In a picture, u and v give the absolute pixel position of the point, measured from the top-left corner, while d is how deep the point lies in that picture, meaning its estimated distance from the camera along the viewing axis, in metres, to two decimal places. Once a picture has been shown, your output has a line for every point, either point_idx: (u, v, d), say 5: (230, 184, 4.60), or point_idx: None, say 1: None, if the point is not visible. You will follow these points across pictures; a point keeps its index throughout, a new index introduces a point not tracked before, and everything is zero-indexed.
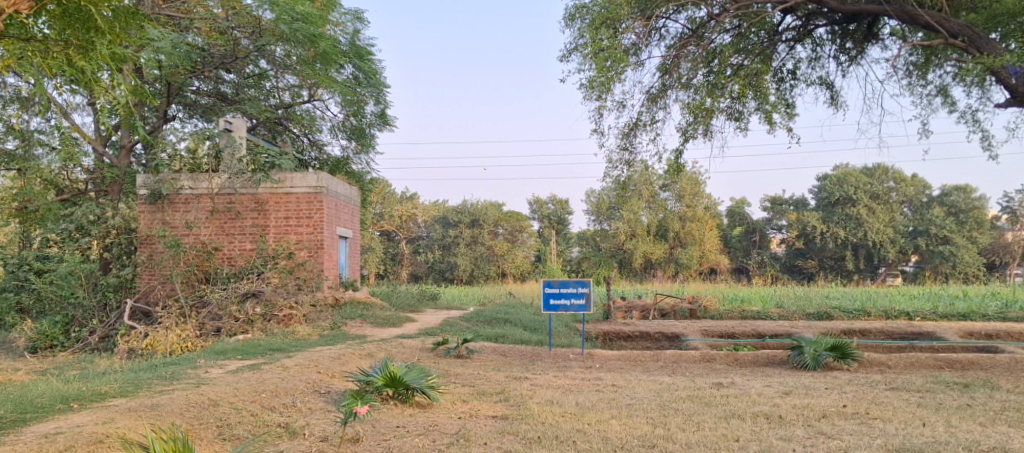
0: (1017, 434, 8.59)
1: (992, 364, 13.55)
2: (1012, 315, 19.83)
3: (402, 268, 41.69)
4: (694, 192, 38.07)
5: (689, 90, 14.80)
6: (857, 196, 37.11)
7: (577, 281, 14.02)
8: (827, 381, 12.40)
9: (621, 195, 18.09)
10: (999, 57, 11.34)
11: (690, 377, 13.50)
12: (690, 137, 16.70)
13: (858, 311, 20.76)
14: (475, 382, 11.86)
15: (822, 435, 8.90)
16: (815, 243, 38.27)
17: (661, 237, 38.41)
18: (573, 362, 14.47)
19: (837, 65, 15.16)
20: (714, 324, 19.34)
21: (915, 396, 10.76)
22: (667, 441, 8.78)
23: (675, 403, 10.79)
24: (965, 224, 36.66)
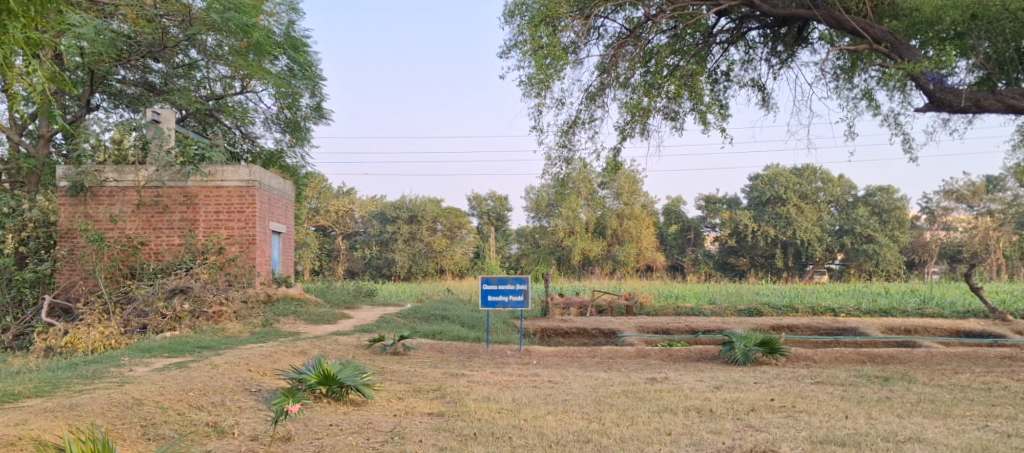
0: (932, 425, 8.93)
1: (910, 358, 14.05)
2: (930, 311, 20.60)
3: (339, 265, 41.26)
4: (632, 190, 38.54)
5: (627, 89, 14.99)
6: (786, 196, 38.10)
7: (515, 278, 14.09)
8: (756, 376, 12.70)
9: (559, 192, 18.19)
10: (919, 63, 11.78)
11: (625, 372, 13.68)
12: (627, 135, 16.89)
13: (786, 308, 21.32)
14: (411, 379, 11.82)
15: (751, 427, 9.11)
16: (747, 241, 39.01)
17: (599, 234, 38.70)
18: (510, 359, 14.53)
19: (769, 67, 15.53)
20: (649, 321, 19.64)
21: (839, 389, 11.11)
22: (601, 436, 8.89)
23: (610, 398, 10.94)
24: (887, 224, 37.84)
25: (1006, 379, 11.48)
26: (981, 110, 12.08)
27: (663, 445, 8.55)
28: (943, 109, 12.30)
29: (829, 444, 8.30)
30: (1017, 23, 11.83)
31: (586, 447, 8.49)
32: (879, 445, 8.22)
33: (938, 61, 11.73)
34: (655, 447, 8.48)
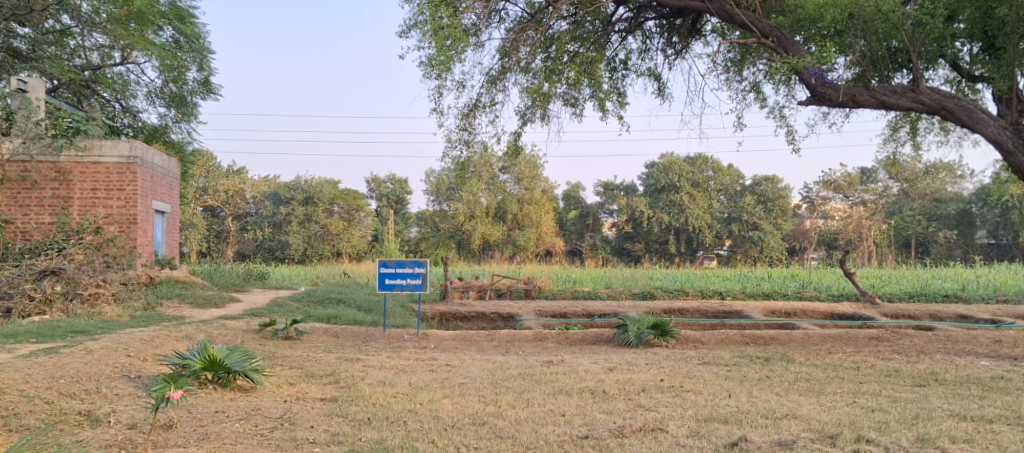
0: (808, 402, 9.34)
1: (790, 339, 14.70)
2: (808, 294, 21.64)
3: (229, 247, 40.09)
4: (532, 176, 38.92)
5: (529, 74, 15.04)
6: (680, 184, 39.17)
7: (414, 262, 13.95)
8: (648, 357, 13.02)
9: (459, 176, 18.11)
10: (802, 59, 12.24)
11: (522, 355, 13.79)
12: (528, 120, 16.96)
13: (677, 291, 22.04)
14: (304, 364, 11.59)
15: (641, 407, 9.32)
16: (642, 227, 40.00)
17: (500, 219, 38.86)
18: (407, 343, 14.41)
19: (665, 57, 15.88)
20: (546, 305, 19.85)
21: (724, 369, 11.51)
22: (496, 418, 8.91)
23: (507, 381, 11.00)
24: (771, 212, 39.31)
25: (875, 358, 12.15)
26: (856, 105, 12.68)
27: (557, 425, 8.65)
28: (823, 103, 12.86)
29: (713, 422, 8.56)
30: (889, 24, 12.44)
31: (481, 430, 8.50)
32: (758, 421, 8.53)
33: (819, 57, 12.20)
34: (549, 427, 8.56)
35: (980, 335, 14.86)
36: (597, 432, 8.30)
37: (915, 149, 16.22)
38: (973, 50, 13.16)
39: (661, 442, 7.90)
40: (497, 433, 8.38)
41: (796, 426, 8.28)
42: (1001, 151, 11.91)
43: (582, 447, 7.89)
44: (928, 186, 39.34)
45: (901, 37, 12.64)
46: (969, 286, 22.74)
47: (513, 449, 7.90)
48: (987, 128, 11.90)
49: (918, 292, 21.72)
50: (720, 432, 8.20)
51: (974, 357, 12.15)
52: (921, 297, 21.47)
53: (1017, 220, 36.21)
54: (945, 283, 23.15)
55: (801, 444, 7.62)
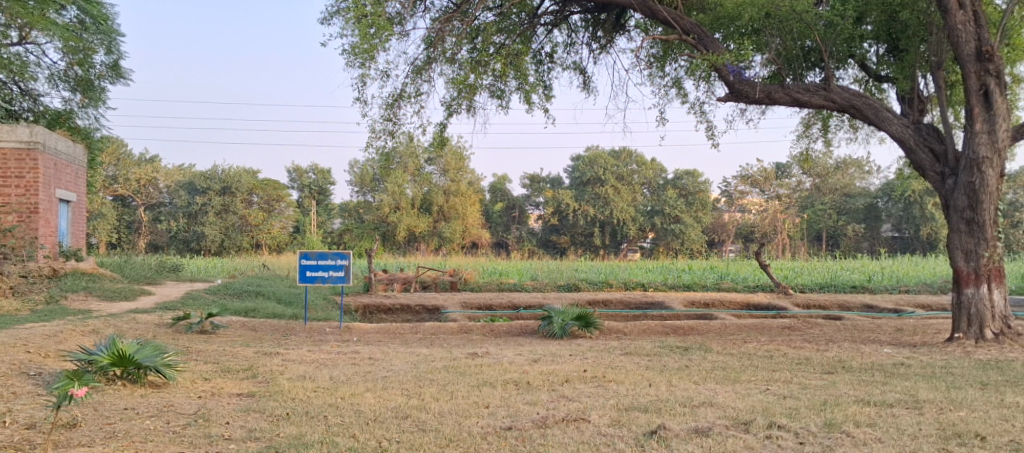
0: (724, 390, 9.52)
1: (708, 329, 14.99)
2: (726, 286, 22.18)
3: (141, 238, 38.84)
4: (458, 168, 38.76)
5: (454, 64, 14.92)
6: (605, 177, 39.58)
7: (336, 253, 13.68)
8: (572, 348, 13.08)
9: (384, 167, 17.87)
10: (721, 55, 12.48)
11: (446, 348, 13.70)
12: (454, 111, 16.84)
13: (601, 283, 22.29)
14: (219, 358, 11.26)
15: (564, 398, 9.34)
16: (568, 220, 40.21)
17: (425, 210, 38.47)
18: (329, 336, 14.15)
19: (589, 52, 15.96)
20: (471, 297, 19.82)
21: (645, 359, 11.65)
22: (419, 411, 8.81)
23: (430, 374, 10.90)
24: (692, 205, 40.11)
25: (787, 347, 12.47)
26: (772, 102, 12.98)
27: (481, 417, 8.59)
28: (740, 100, 13.12)
29: (633, 411, 8.63)
30: (802, 23, 12.76)
31: (403, 423, 8.38)
32: (677, 410, 8.64)
33: (737, 55, 12.47)
34: (472, 419, 8.50)
35: (884, 324, 15.43)
36: (520, 423, 8.28)
37: (827, 145, 16.72)
38: (879, 51, 13.59)
39: (583, 432, 7.91)
40: (419, 426, 8.28)
41: (712, 414, 8.41)
42: (903, 149, 12.36)
43: (505, 438, 7.85)
44: (839, 181, 40.56)
45: (813, 37, 12.98)
46: (875, 277, 23.59)
47: (435, 441, 7.80)
48: (892, 127, 12.32)
49: (828, 283, 22.47)
50: (640, 420, 8.27)
51: (878, 345, 12.59)
52: (831, 288, 22.18)
53: (919, 214, 37.82)
54: (853, 274, 23.94)
55: (717, 431, 7.74)
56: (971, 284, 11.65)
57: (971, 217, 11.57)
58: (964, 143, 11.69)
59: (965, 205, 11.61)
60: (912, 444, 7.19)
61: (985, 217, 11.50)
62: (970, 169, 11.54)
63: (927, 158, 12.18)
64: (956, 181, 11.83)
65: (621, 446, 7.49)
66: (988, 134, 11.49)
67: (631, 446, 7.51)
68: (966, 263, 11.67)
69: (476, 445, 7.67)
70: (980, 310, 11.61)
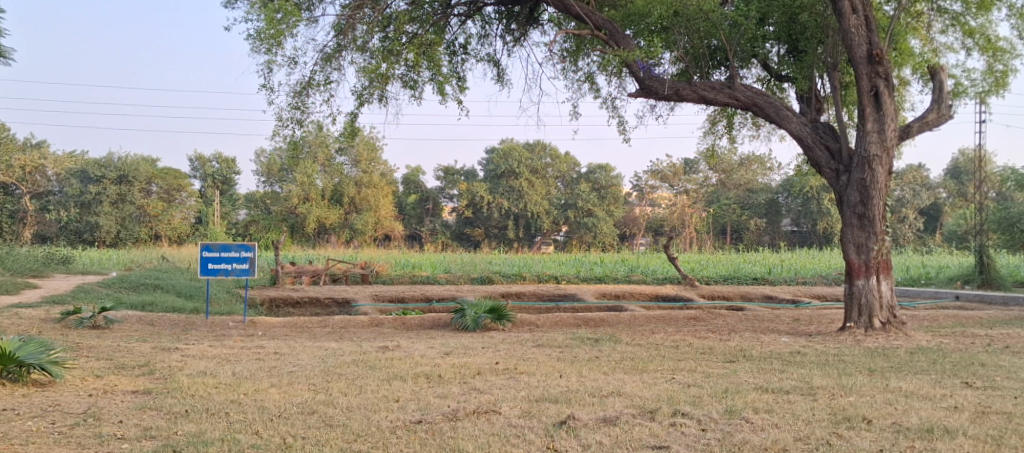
0: (633, 380, 9.61)
1: (618, 321, 15.17)
2: (636, 278, 22.56)
3: (26, 229, 36.68)
4: (370, 159, 38.46)
5: (366, 53, 14.63)
6: (519, 170, 39.63)
7: (239, 245, 13.22)
8: (484, 341, 13.02)
9: (292, 156, 17.42)
10: (632, 52, 12.61)
11: (356, 341, 13.44)
12: (365, 101, 16.56)
13: (515, 276, 22.35)
14: (113, 354, 10.74)
15: (475, 390, 9.25)
16: (482, 212, 40.13)
17: (336, 202, 37.81)
18: (232, 331, 13.68)
19: (503, 44, 15.91)
20: (383, 289, 19.54)
21: (557, 351, 11.67)
22: (327, 406, 8.58)
23: (339, 368, 10.65)
24: (605, 199, 40.81)
25: (693, 337, 12.70)
26: (680, 99, 13.18)
27: (390, 411, 8.43)
28: (650, 96, 13.29)
29: (544, 402, 8.61)
30: (709, 22, 12.99)
31: (310, 418, 8.15)
32: (587, 399, 8.67)
33: (647, 52, 12.62)
34: (381, 414, 8.32)
35: (781, 314, 15.95)
36: (430, 416, 8.15)
37: (732, 142, 17.14)
38: (780, 52, 13.94)
39: (494, 424, 7.84)
40: (326, 422, 8.05)
41: (620, 403, 8.47)
42: (802, 146, 12.74)
43: (414, 431, 7.71)
44: (742, 177, 41.79)
45: (719, 36, 13.22)
46: (774, 269, 24.35)
47: (343, 436, 7.61)
48: (791, 125, 12.66)
49: (732, 274, 23.13)
50: (551, 411, 8.25)
51: (777, 334, 12.95)
52: (733, 279, 22.85)
53: (816, 209, 39.57)
54: (755, 267, 24.67)
55: (624, 420, 7.78)
56: (862, 276, 12.07)
57: (862, 212, 11.99)
58: (857, 141, 12.10)
59: (857, 200, 12.03)
60: (807, 428, 7.37)
61: (875, 212, 11.94)
62: (862, 165, 11.97)
63: (823, 156, 12.57)
64: (849, 178, 12.25)
65: (531, 437, 7.44)
66: (878, 133, 11.94)
67: (540, 436, 7.48)
68: (857, 256, 12.08)
69: (385, 439, 7.50)
70: (870, 300, 12.06)
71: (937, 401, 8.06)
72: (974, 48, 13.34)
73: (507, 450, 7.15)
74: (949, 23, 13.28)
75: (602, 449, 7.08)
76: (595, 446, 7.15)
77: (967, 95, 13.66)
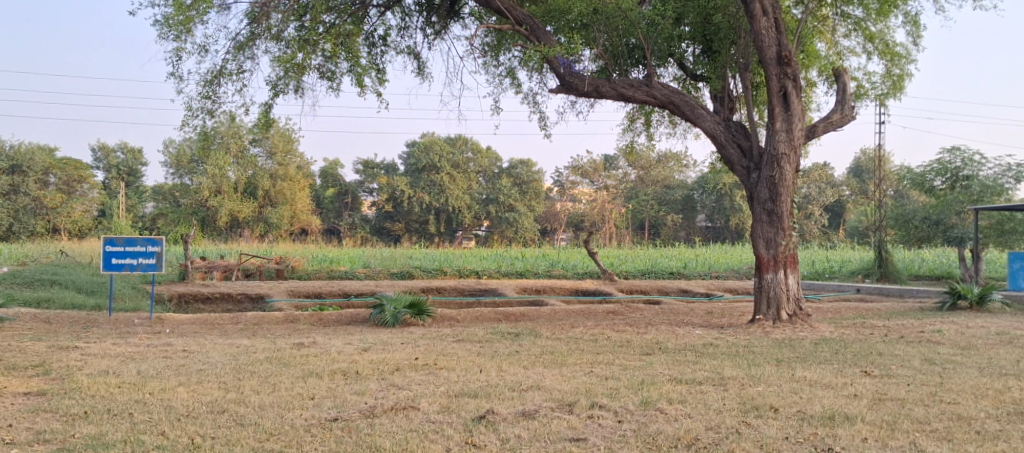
0: (552, 374, 9.61)
1: (539, 315, 15.19)
2: (556, 273, 22.66)
3: None
4: (285, 150, 37.57)
5: (280, 42, 14.26)
6: (440, 164, 39.41)
7: (146, 240, 12.65)
8: (403, 336, 12.84)
9: (203, 147, 16.85)
10: (552, 48, 12.64)
11: (269, 338, 13.08)
12: (280, 91, 16.16)
13: (435, 271, 22.20)
14: (5, 355, 10.16)
15: (393, 386, 9.10)
16: (402, 207, 39.40)
17: (249, 195, 36.87)
18: (137, 328, 13.16)
19: (423, 37, 15.73)
20: (299, 285, 19.13)
21: (477, 346, 11.60)
22: (238, 405, 8.31)
23: (251, 366, 10.34)
24: (526, 194, 41.18)
25: (611, 330, 12.80)
26: (600, 96, 13.30)
27: (305, 409, 8.21)
28: (570, 92, 13.36)
29: (463, 397, 8.52)
30: (627, 21, 13.14)
31: (220, 418, 7.87)
32: (505, 394, 8.63)
33: (567, 48, 12.67)
34: (295, 412, 8.10)
35: (696, 307, 16.24)
36: (346, 414, 7.97)
37: (649, 139, 17.39)
38: (695, 52, 14.13)
39: (411, 420, 7.71)
40: (237, 421, 7.79)
41: (538, 397, 8.45)
42: (715, 144, 12.99)
43: (329, 429, 7.52)
44: (660, 173, 42.49)
45: (637, 35, 13.34)
46: (690, 264, 24.85)
47: (255, 435, 7.38)
48: (706, 123, 12.88)
49: (649, 269, 23.49)
50: (469, 406, 8.16)
51: (691, 327, 13.16)
52: (651, 274, 23.19)
53: (729, 205, 40.65)
54: (671, 261, 25.12)
55: (543, 413, 7.77)
56: (771, 270, 12.37)
57: (771, 209, 12.28)
58: (767, 139, 12.39)
59: (767, 197, 12.31)
60: (717, 417, 7.48)
61: (783, 208, 12.25)
62: (771, 163, 12.26)
63: (735, 154, 12.83)
64: (759, 175, 12.53)
65: (449, 432, 7.34)
66: (786, 132, 12.25)
67: (458, 431, 7.39)
68: (766, 251, 12.37)
69: (299, 437, 7.29)
70: (777, 293, 12.37)
71: (839, 390, 8.29)
72: (874, 52, 13.82)
73: (424, 445, 7.02)
74: (852, 28, 13.68)
75: (520, 443, 7.04)
76: (513, 440, 7.10)
77: (868, 97, 14.12)
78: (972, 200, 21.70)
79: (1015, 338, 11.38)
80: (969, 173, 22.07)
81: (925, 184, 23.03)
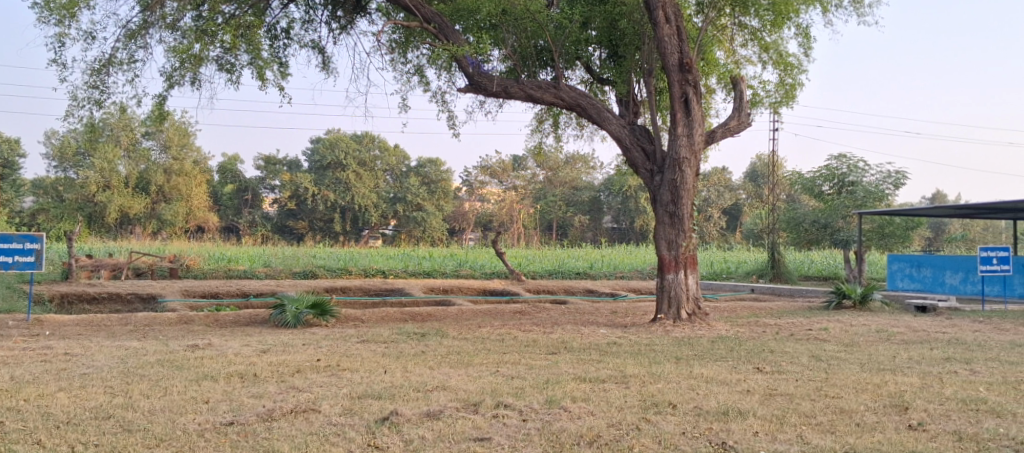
0: (458, 374, 9.46)
1: (446, 315, 15.02)
2: (464, 273, 22.55)
3: None
4: (181, 144, 36.47)
5: (176, 32, 13.67)
6: (346, 162, 38.67)
7: (24, 236, 11.91)
8: (304, 337, 12.46)
9: (90, 139, 15.97)
10: (461, 47, 12.50)
11: (161, 340, 12.50)
12: (175, 83, 15.49)
13: (340, 270, 21.81)
14: None
15: (293, 389, 8.78)
16: (305, 204, 38.42)
17: (141, 190, 35.32)
18: (14, 331, 12.35)
19: (329, 31, 15.35)
20: (195, 284, 18.38)
21: (381, 347, 11.34)
22: (125, 410, 7.86)
23: (141, 369, 9.82)
24: (434, 194, 40.87)
25: (518, 330, 12.75)
26: (508, 96, 13.23)
27: (198, 413, 7.81)
28: (478, 92, 13.24)
29: (366, 399, 8.28)
30: (536, 23, 13.12)
31: (105, 424, 7.41)
32: (409, 395, 8.42)
33: (476, 48, 12.55)
34: (187, 416, 7.71)
35: (602, 307, 16.38)
36: (242, 417, 7.62)
37: (557, 141, 17.45)
38: (602, 56, 14.22)
39: (312, 423, 7.44)
40: (124, 426, 7.35)
41: (444, 397, 8.29)
42: (620, 147, 13.09)
43: (224, 434, 7.17)
44: (568, 174, 43.19)
45: (545, 37, 13.36)
46: (596, 264, 25.10)
47: (143, 442, 6.97)
48: (611, 126, 12.98)
49: (556, 269, 23.60)
50: (373, 408, 7.94)
51: (596, 327, 13.23)
52: (558, 274, 23.34)
53: (634, 207, 41.70)
54: (578, 262, 25.33)
55: (447, 414, 7.61)
56: (672, 270, 12.54)
57: (673, 211, 12.47)
58: (669, 143, 12.57)
59: (668, 199, 12.49)
60: (619, 414, 7.48)
61: (684, 211, 12.45)
62: (673, 167, 12.45)
63: (639, 157, 12.97)
64: (662, 178, 12.70)
65: (351, 435, 7.10)
66: (687, 137, 12.45)
67: (360, 433, 7.16)
68: (668, 252, 12.54)
69: (191, 443, 6.92)
70: (678, 293, 12.55)
71: (734, 386, 8.43)
72: (769, 62, 14.21)
73: (325, 448, 6.77)
74: (749, 38, 14.04)
75: (424, 443, 6.86)
76: (417, 440, 6.91)
77: (763, 105, 14.52)
78: (857, 205, 22.55)
79: (894, 335, 11.87)
80: (854, 179, 23.01)
81: (814, 189, 23.86)
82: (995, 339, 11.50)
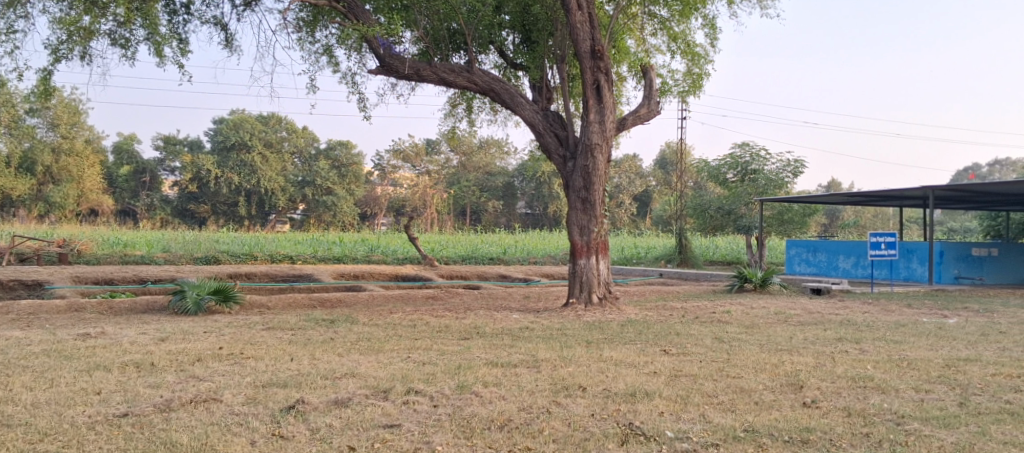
0: (367, 361, 9.12)
1: (355, 301, 14.61)
2: (376, 258, 22.13)
3: None
4: (71, 123, 34.27)
5: (61, 3, 12.76)
6: (251, 143, 37.27)
7: None
8: (206, 325, 11.88)
9: None
10: (370, 27, 12.05)
11: (48, 329, 11.70)
12: (63, 56, 14.52)
13: (244, 255, 21.07)
14: None
15: (193, 378, 8.29)
16: (208, 187, 37.03)
17: (26, 171, 33.28)
18: None
19: (232, 7, 14.64)
20: (87, 270, 17.38)
21: (288, 334, 10.89)
22: (5, 404, 7.24)
23: (24, 360, 9.13)
24: (345, 178, 40.04)
25: (429, 316, 12.47)
26: (420, 79, 12.85)
27: (88, 406, 7.27)
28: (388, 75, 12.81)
29: (271, 387, 7.88)
30: (448, 5, 12.76)
31: None
32: (317, 383, 8.04)
33: (387, 29, 12.12)
34: (76, 409, 7.16)
35: (514, 292, 16.26)
36: (137, 408, 7.13)
37: (471, 125, 17.16)
38: (514, 40, 13.97)
39: (213, 413, 7.00)
40: (3, 421, 6.77)
41: (353, 384, 7.96)
42: (533, 133, 12.91)
43: (117, 426, 6.67)
44: (481, 160, 43.26)
45: (457, 20, 13.01)
46: (509, 249, 24.99)
47: (25, 437, 6.42)
48: (525, 112, 12.78)
49: (469, 254, 23.39)
50: (278, 396, 7.54)
51: (509, 312, 13.07)
52: (471, 259, 23.17)
53: (547, 193, 42.36)
54: (491, 247, 25.19)
55: (356, 401, 7.29)
56: (583, 256, 12.47)
57: (585, 197, 12.36)
58: (581, 129, 12.45)
59: (581, 185, 12.39)
60: (530, 398, 7.31)
61: (597, 196, 12.36)
62: (586, 153, 12.34)
63: (552, 142, 12.81)
64: (575, 164, 12.59)
65: (254, 424, 6.71)
66: (600, 124, 12.36)
67: (264, 423, 6.77)
68: (580, 238, 12.44)
69: (79, 436, 6.41)
70: (589, 278, 12.49)
71: (642, 368, 8.39)
72: (677, 52, 14.25)
73: (226, 439, 6.37)
74: (658, 27, 14.04)
75: (332, 432, 6.53)
76: (324, 429, 6.58)
77: (671, 93, 14.58)
78: (757, 192, 23.13)
79: (792, 317, 12.10)
80: (756, 167, 23.40)
81: (719, 177, 24.22)
82: (884, 320, 11.87)
